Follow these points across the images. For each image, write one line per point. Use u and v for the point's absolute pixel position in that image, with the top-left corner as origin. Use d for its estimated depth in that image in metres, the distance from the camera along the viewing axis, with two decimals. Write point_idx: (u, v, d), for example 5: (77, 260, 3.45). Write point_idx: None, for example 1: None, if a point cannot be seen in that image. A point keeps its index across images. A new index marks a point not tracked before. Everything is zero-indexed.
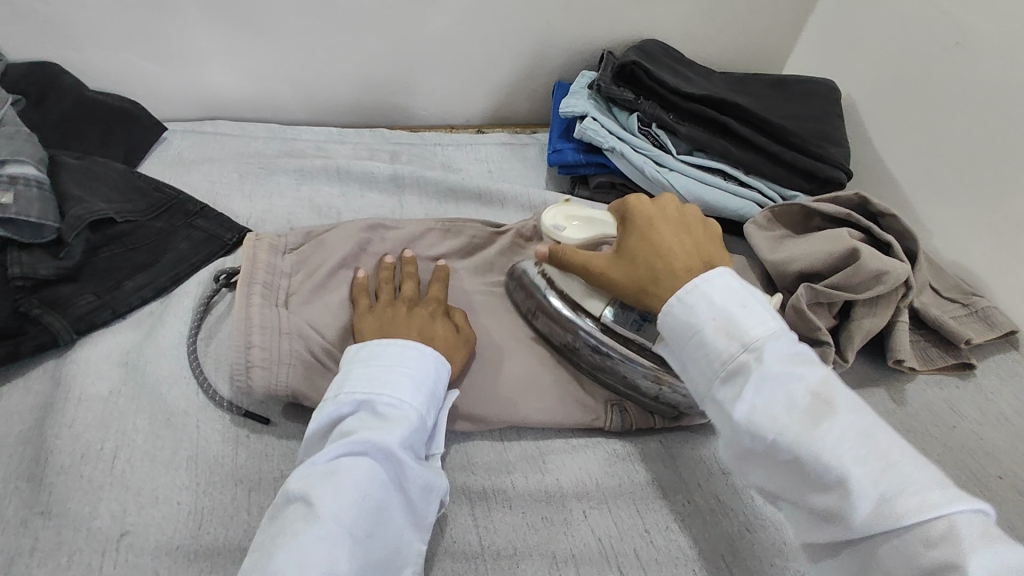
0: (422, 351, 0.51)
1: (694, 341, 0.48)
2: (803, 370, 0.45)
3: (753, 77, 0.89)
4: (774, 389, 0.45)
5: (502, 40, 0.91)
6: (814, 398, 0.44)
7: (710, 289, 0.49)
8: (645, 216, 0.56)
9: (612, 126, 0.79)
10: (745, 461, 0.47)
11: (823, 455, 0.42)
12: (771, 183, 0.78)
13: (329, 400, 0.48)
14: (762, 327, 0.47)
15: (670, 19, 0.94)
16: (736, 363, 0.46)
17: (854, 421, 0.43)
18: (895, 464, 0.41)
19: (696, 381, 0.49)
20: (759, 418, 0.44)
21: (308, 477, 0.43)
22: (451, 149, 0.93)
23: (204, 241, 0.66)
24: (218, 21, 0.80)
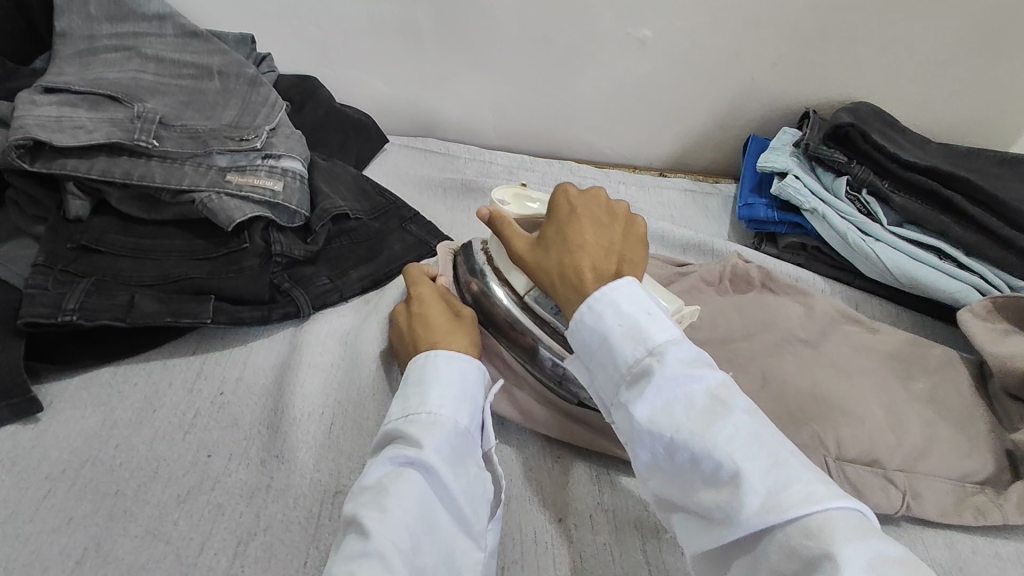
0: (457, 362, 0.52)
1: (602, 348, 0.46)
2: (702, 371, 0.42)
3: (979, 152, 0.82)
4: (675, 386, 0.42)
5: (701, 90, 0.93)
6: (711, 399, 0.41)
7: (617, 296, 0.46)
8: (571, 205, 0.54)
9: (816, 186, 0.77)
10: (646, 469, 0.43)
11: (711, 450, 0.38)
12: (998, 271, 0.70)
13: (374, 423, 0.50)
14: (665, 330, 0.44)
15: (886, 83, 0.90)
16: (639, 368, 0.43)
17: (748, 422, 0.40)
18: (787, 460, 0.38)
19: (603, 386, 0.46)
20: (658, 419, 0.41)
21: (357, 497, 0.43)
22: (633, 188, 0.95)
23: (415, 245, 0.74)
24: (449, 51, 0.90)
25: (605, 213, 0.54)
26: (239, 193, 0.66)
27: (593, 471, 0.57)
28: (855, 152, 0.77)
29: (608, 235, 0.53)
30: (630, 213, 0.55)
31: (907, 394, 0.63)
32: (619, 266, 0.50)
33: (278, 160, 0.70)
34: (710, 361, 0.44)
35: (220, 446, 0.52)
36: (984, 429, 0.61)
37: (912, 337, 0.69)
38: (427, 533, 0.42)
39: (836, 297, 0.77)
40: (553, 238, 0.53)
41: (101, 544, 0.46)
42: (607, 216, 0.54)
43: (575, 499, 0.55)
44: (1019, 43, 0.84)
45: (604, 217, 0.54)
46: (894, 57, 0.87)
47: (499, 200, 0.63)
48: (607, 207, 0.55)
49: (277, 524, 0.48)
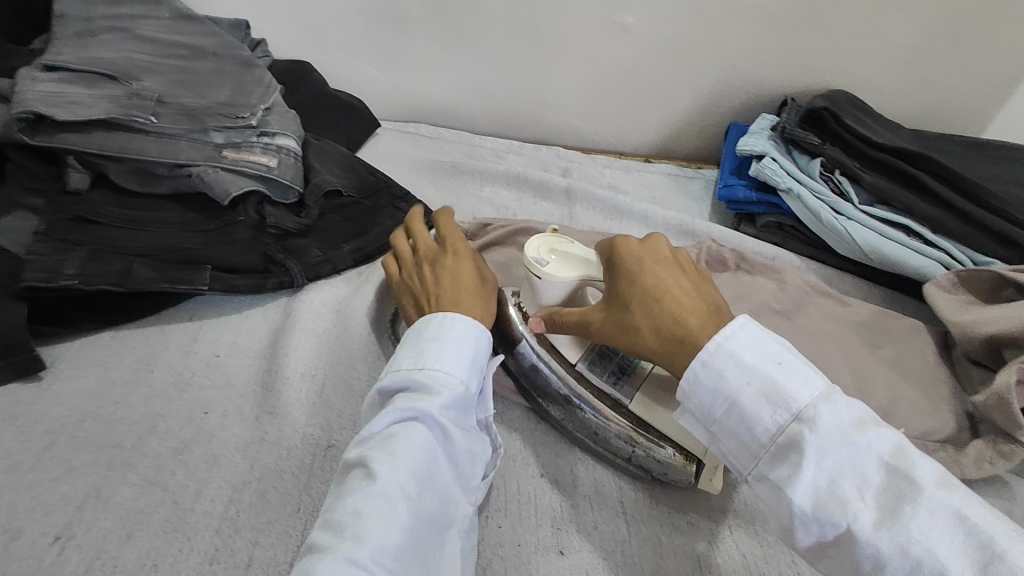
0: (473, 327, 0.52)
1: (731, 411, 0.43)
2: (865, 435, 0.40)
3: (948, 137, 0.86)
4: (835, 461, 0.39)
5: (684, 77, 0.95)
6: (884, 474, 0.39)
7: (737, 347, 0.44)
8: (637, 257, 0.51)
9: (792, 168, 0.80)
10: (822, 557, 0.41)
11: (909, 541, 0.37)
12: (961, 246, 0.74)
13: (383, 372, 0.51)
14: (810, 388, 0.41)
15: (860, 71, 0.93)
16: (783, 439, 0.41)
17: (940, 501, 0.37)
18: (996, 540, 0.36)
19: (734, 451, 0.44)
20: (827, 507, 0.39)
21: (366, 442, 0.46)
22: (618, 172, 0.98)
23: (405, 221, 0.76)
24: (440, 37, 0.92)
25: (670, 253, 0.52)
26: (234, 167, 0.68)
27: None
28: (827, 135, 0.81)
29: (682, 278, 0.51)
30: (693, 260, 0.54)
31: (874, 360, 0.66)
32: (712, 315, 0.48)
33: (272, 137, 0.72)
34: (863, 407, 0.42)
35: (216, 404, 0.55)
36: (945, 392, 0.64)
37: (881, 309, 0.72)
38: (431, 483, 0.45)
39: (811, 273, 0.80)
40: (638, 304, 0.50)
41: (101, 491, 0.48)
42: (675, 262, 0.52)
43: (557, 455, 0.57)
44: (985, 33, 0.87)
45: (674, 263, 0.52)
46: (867, 45, 0.90)
47: (536, 260, 0.56)
48: (666, 247, 0.53)
49: (271, 473, 0.50)
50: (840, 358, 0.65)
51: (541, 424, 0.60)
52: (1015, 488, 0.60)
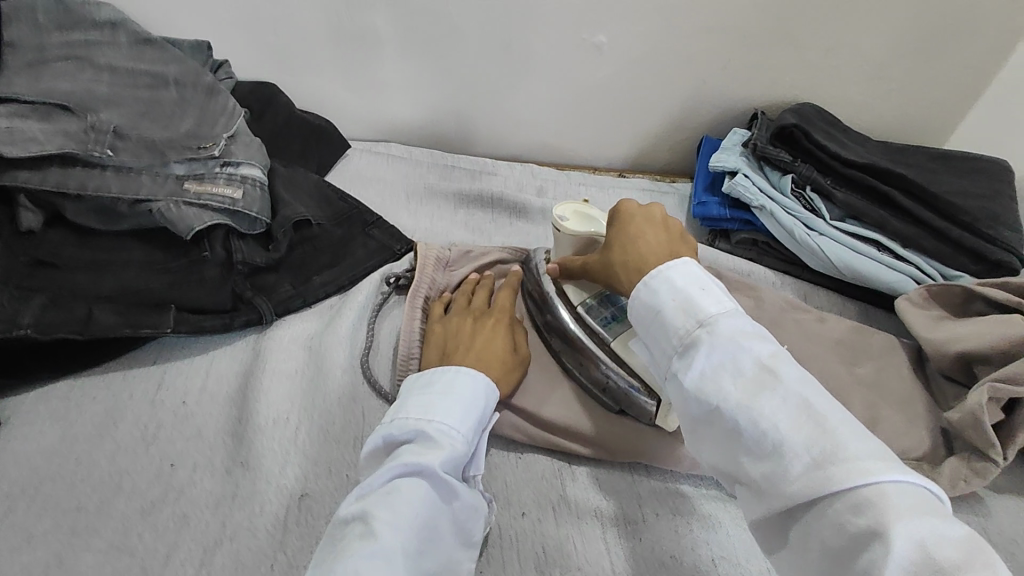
0: (477, 381, 0.54)
1: (654, 323, 0.48)
2: (753, 342, 0.44)
3: (915, 150, 0.88)
4: (721, 355, 0.43)
5: (656, 93, 0.96)
6: (759, 368, 0.42)
7: (673, 274, 0.49)
8: (631, 214, 0.57)
9: (764, 184, 0.81)
10: (695, 434, 0.45)
11: (758, 418, 0.40)
12: (931, 260, 0.75)
13: (384, 423, 0.50)
14: (720, 306, 0.46)
15: (828, 84, 0.94)
16: (688, 338, 0.45)
17: (798, 391, 0.41)
18: (838, 430, 0.39)
19: (656, 354, 0.48)
20: (705, 387, 0.43)
21: (366, 496, 0.44)
22: (593, 189, 0.98)
23: (378, 250, 0.75)
24: (410, 57, 0.91)
25: (661, 220, 0.57)
26: (198, 202, 0.66)
27: (556, 463, 0.60)
28: (798, 151, 0.80)
29: (664, 235, 0.56)
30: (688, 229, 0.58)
31: (850, 379, 0.66)
32: (672, 256, 0.53)
33: (236, 167, 0.70)
34: (766, 334, 0.45)
35: (184, 456, 0.53)
36: (921, 409, 0.65)
37: (856, 325, 0.73)
38: (428, 546, 0.44)
39: (786, 289, 0.80)
40: (618, 249, 0.56)
41: (64, 559, 0.46)
42: (667, 226, 0.57)
43: (539, 491, 0.57)
44: (948, 46, 0.89)
45: (665, 225, 0.57)
46: (835, 60, 0.91)
47: (559, 215, 0.65)
48: (663, 216, 0.58)
49: (244, 531, 0.48)
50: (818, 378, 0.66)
51: (522, 458, 0.59)
52: (990, 504, 0.61)
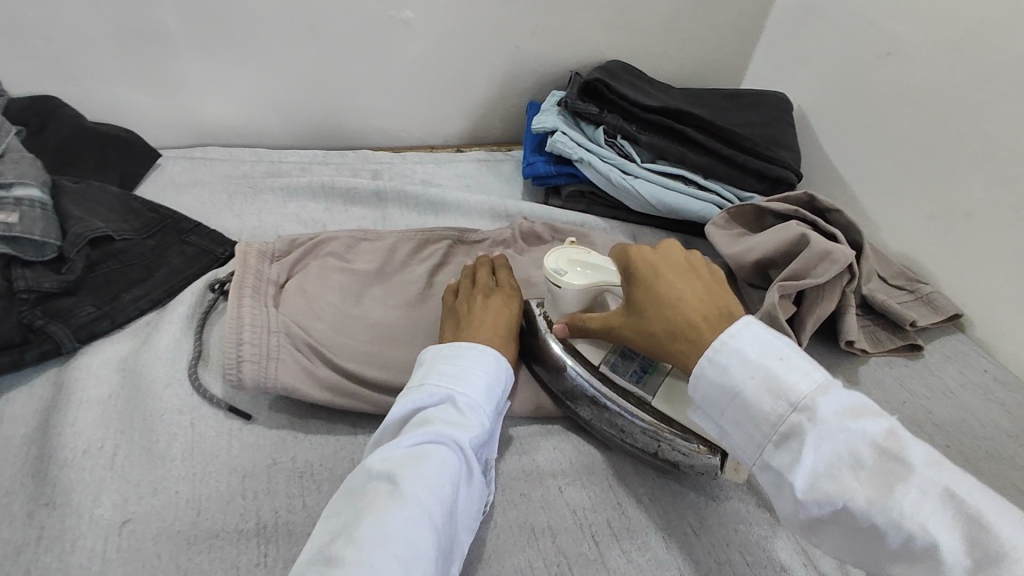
0: (492, 355, 0.55)
1: (733, 404, 0.46)
2: (864, 423, 0.42)
3: (709, 92, 0.98)
4: (835, 447, 0.42)
5: (475, 65, 0.98)
6: (881, 450, 0.41)
7: (739, 343, 0.46)
8: (649, 261, 0.54)
9: (580, 138, 0.85)
10: (813, 531, 0.44)
11: (902, 519, 0.39)
12: (728, 185, 0.83)
13: (413, 390, 0.52)
14: (807, 378, 0.44)
15: (630, 39, 1.01)
16: (789, 428, 0.43)
17: (934, 478, 0.40)
18: (975, 505, 0.38)
19: (744, 446, 0.46)
20: (824, 489, 0.42)
21: (389, 460, 0.45)
22: (431, 167, 0.98)
23: (197, 256, 0.70)
24: (209, 50, 0.85)
25: (684, 260, 0.55)
26: None
27: None
28: (604, 103, 0.86)
29: (694, 284, 0.53)
30: (707, 263, 0.56)
31: None
32: (715, 307, 0.51)
33: (8, 188, 0.63)
34: (859, 397, 0.44)
35: None
36: None
37: None
38: (451, 515, 0.45)
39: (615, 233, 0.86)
40: (650, 300, 0.52)
41: None
42: (689, 266, 0.55)
43: None
44: None
45: (688, 267, 0.54)
46: (630, 16, 0.99)
47: (554, 269, 0.59)
48: (683, 258, 0.55)
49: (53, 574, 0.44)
50: None
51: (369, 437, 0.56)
52: None
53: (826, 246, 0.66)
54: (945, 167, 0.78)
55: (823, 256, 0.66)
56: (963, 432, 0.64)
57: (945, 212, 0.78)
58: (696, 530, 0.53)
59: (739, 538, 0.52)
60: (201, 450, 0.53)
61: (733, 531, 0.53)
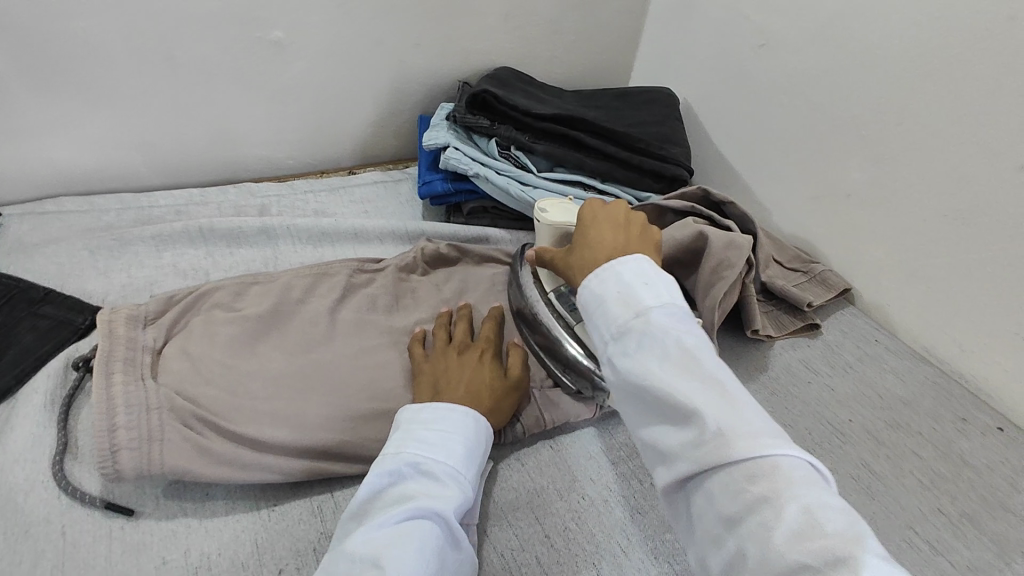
0: (469, 418, 0.52)
1: (598, 314, 0.46)
2: (681, 330, 0.43)
3: (599, 93, 0.99)
4: (658, 344, 0.42)
5: (360, 83, 0.93)
6: (686, 350, 0.41)
7: (622, 269, 0.47)
8: (594, 214, 0.57)
9: (474, 152, 0.83)
10: (626, 398, 0.44)
11: (684, 401, 0.39)
12: (626, 187, 0.84)
13: (387, 459, 0.48)
14: (659, 298, 0.45)
15: (517, 45, 1.00)
16: (627, 324, 0.44)
17: (717, 376, 0.40)
18: (755, 422, 0.38)
19: (597, 345, 0.47)
20: (640, 365, 0.42)
21: (374, 541, 0.42)
22: (323, 195, 0.92)
23: (52, 329, 0.62)
24: (47, 91, 0.75)
25: (623, 217, 0.57)
26: None
27: (315, 499, 0.53)
28: (495, 115, 0.84)
29: (621, 234, 0.55)
30: (647, 224, 0.58)
31: None
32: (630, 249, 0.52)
33: None
34: (699, 332, 0.44)
35: None
36: None
37: None
38: None
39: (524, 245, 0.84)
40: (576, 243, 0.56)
41: None
42: (625, 222, 0.56)
43: (297, 537, 0.49)
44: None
45: (623, 222, 0.56)
46: (515, 22, 0.97)
47: (541, 208, 0.67)
48: (623, 213, 0.57)
49: None
50: None
51: (274, 511, 0.51)
52: None
53: (728, 236, 0.69)
54: (822, 150, 0.82)
55: (727, 246, 0.68)
56: (864, 406, 0.67)
57: (828, 192, 0.82)
58: (623, 549, 0.52)
59: (666, 549, 0.52)
60: (72, 565, 0.46)
61: (660, 542, 0.52)
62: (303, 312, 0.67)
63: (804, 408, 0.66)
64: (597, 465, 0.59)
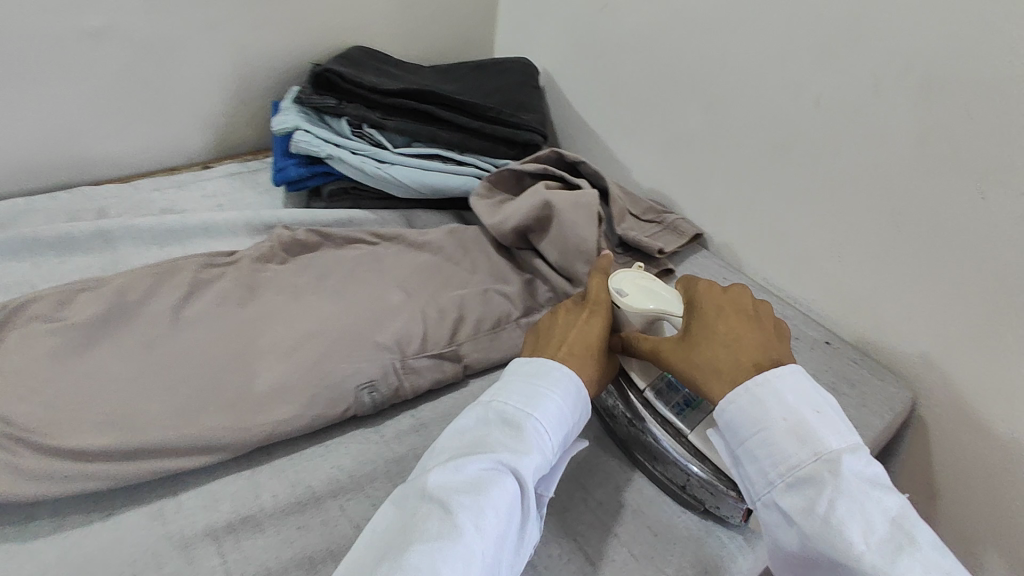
0: (564, 376, 0.53)
1: (757, 437, 0.48)
2: (880, 493, 0.45)
3: (457, 66, 0.99)
4: (848, 503, 0.44)
5: (200, 70, 0.88)
6: (894, 526, 0.44)
7: (782, 387, 0.49)
8: (716, 302, 0.56)
9: (325, 133, 0.81)
10: (811, 560, 0.46)
11: None
12: (484, 156, 0.84)
13: (482, 405, 0.52)
14: (840, 440, 0.47)
15: (368, 22, 0.98)
16: (807, 469, 0.46)
17: (935, 557, 0.43)
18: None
19: (754, 479, 0.49)
20: (832, 516, 0.44)
21: (450, 483, 0.46)
22: (171, 192, 0.87)
23: None
24: None
25: (751, 307, 0.56)
26: None
27: (155, 504, 0.51)
28: (343, 94, 0.82)
29: (756, 330, 0.54)
30: (774, 319, 0.58)
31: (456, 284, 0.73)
32: (776, 359, 0.52)
33: None
34: (884, 480, 0.46)
35: None
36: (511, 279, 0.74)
37: (450, 231, 0.80)
38: (502, 549, 0.44)
39: (388, 223, 0.83)
40: (705, 335, 0.54)
41: None
42: (755, 313, 0.56)
43: (131, 545, 0.48)
44: None
45: (753, 313, 0.55)
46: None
47: (617, 289, 0.61)
48: (753, 305, 0.56)
49: None
50: (419, 286, 0.71)
51: (107, 521, 0.50)
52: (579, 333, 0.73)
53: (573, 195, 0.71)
54: (664, 106, 0.86)
55: (573, 203, 0.71)
56: None
57: (674, 145, 0.87)
58: None
59: None
60: None
61: None
62: (144, 312, 0.63)
63: None
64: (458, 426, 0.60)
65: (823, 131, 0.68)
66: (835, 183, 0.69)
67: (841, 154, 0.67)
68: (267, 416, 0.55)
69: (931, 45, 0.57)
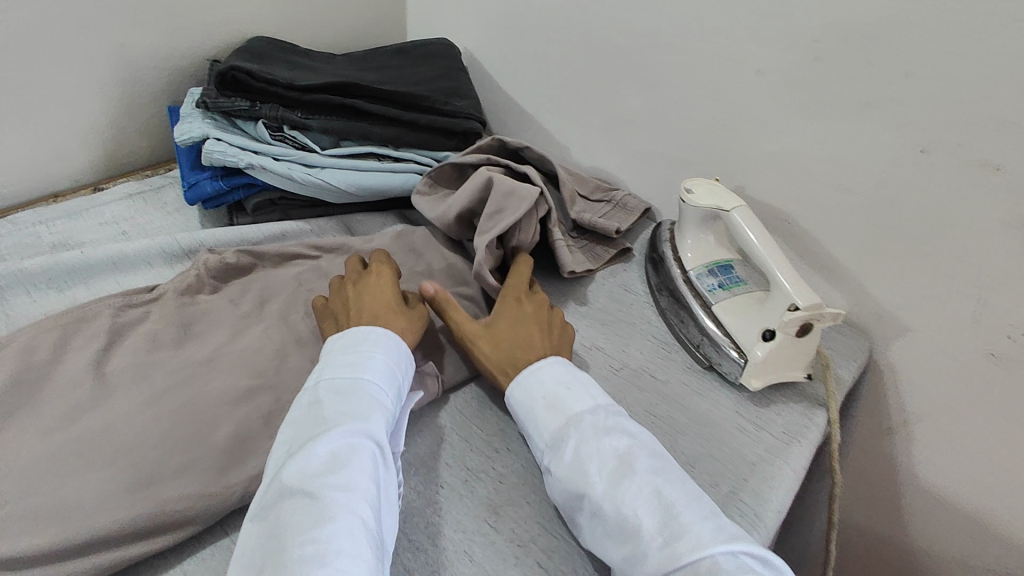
0: (383, 343, 0.54)
1: (526, 417, 0.53)
2: (613, 438, 0.49)
3: (374, 52, 0.91)
4: (590, 443, 0.49)
5: (75, 78, 0.75)
6: (620, 460, 0.48)
7: (540, 372, 0.54)
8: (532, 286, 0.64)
9: (241, 140, 0.72)
10: (570, 512, 0.49)
11: (626, 505, 0.45)
12: (422, 150, 0.79)
13: (314, 390, 0.50)
14: (583, 403, 0.52)
15: (266, 10, 0.89)
16: (558, 430, 0.51)
17: (651, 477, 0.46)
18: (683, 515, 0.44)
19: (533, 449, 0.53)
20: (576, 465, 0.48)
21: (309, 467, 0.44)
22: (61, 223, 0.74)
23: None
24: None
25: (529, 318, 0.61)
26: None
27: None
28: (255, 94, 0.74)
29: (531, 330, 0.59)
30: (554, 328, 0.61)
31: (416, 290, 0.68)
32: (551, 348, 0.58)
33: None
34: (630, 432, 0.50)
35: None
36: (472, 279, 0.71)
37: (397, 233, 0.75)
38: (375, 518, 0.43)
39: (328, 231, 0.77)
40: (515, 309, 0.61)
41: None
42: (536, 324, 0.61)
43: None
44: None
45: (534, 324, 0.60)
46: None
47: (686, 188, 0.68)
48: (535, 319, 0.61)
49: None
50: None
51: None
52: None
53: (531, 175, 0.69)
54: (597, 81, 0.85)
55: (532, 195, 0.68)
56: None
57: (612, 121, 0.85)
58: (490, 522, 0.50)
59: (532, 507, 0.51)
60: None
61: (524, 502, 0.52)
62: (58, 374, 0.53)
63: (632, 330, 0.69)
64: (450, 444, 0.56)
65: (762, 97, 0.69)
66: (778, 146, 0.70)
67: (785, 121, 0.68)
68: (236, 473, 0.49)
69: (868, 8, 0.59)
